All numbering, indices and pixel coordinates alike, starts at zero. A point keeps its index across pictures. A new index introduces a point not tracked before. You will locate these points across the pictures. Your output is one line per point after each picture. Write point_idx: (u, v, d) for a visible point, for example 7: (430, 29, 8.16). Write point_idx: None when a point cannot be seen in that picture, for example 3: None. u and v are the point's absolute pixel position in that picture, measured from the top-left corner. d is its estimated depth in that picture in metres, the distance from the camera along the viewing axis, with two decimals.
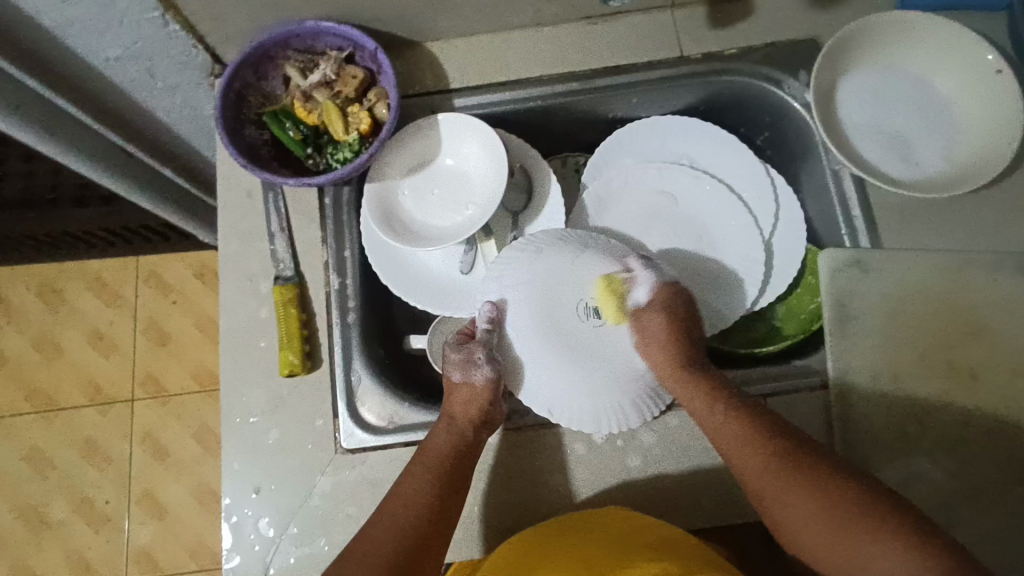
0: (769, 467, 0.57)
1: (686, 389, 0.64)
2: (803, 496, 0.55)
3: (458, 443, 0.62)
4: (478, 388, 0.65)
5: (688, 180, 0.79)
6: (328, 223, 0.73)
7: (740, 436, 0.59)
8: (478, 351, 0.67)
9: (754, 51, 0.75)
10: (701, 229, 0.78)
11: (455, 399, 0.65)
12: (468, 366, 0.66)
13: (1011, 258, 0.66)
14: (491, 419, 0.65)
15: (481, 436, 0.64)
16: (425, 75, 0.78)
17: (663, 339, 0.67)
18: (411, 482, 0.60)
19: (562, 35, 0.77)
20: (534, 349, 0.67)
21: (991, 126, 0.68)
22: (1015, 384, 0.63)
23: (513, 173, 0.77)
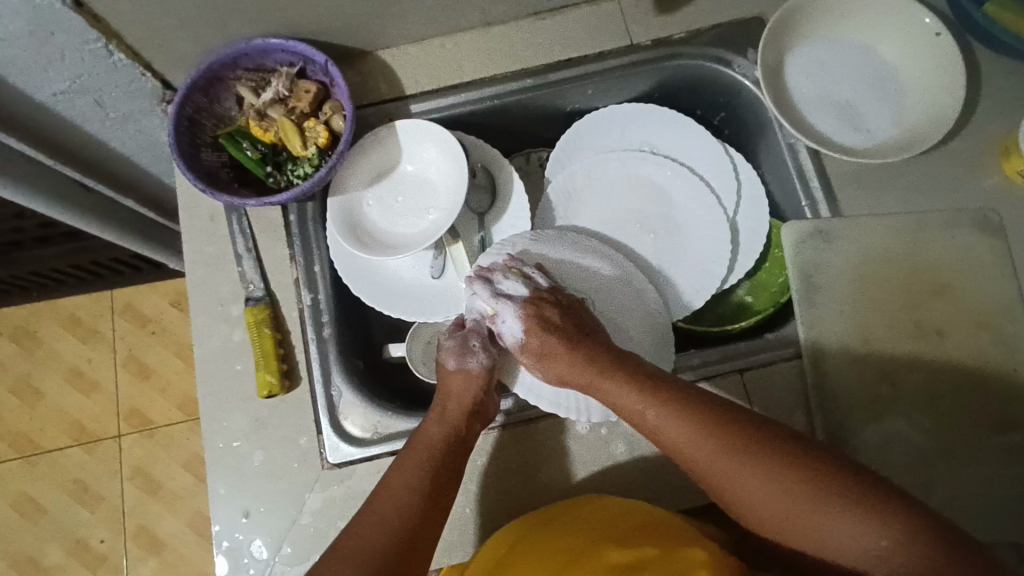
0: (710, 446, 0.54)
1: (618, 385, 0.60)
2: (756, 483, 0.52)
3: (449, 434, 0.62)
4: (474, 375, 0.66)
5: (650, 166, 0.79)
6: (295, 239, 0.73)
7: (677, 423, 0.56)
8: (474, 338, 0.68)
9: (701, 34, 0.76)
10: (668, 212, 0.79)
11: (451, 386, 0.65)
12: (463, 353, 0.67)
13: (966, 214, 0.68)
14: (484, 411, 0.65)
15: (474, 427, 0.64)
16: (379, 83, 0.78)
17: (560, 349, 0.64)
18: (407, 473, 0.59)
19: (512, 33, 0.78)
20: None
21: (937, 88, 0.70)
22: (980, 335, 0.66)
23: (475, 174, 0.77)
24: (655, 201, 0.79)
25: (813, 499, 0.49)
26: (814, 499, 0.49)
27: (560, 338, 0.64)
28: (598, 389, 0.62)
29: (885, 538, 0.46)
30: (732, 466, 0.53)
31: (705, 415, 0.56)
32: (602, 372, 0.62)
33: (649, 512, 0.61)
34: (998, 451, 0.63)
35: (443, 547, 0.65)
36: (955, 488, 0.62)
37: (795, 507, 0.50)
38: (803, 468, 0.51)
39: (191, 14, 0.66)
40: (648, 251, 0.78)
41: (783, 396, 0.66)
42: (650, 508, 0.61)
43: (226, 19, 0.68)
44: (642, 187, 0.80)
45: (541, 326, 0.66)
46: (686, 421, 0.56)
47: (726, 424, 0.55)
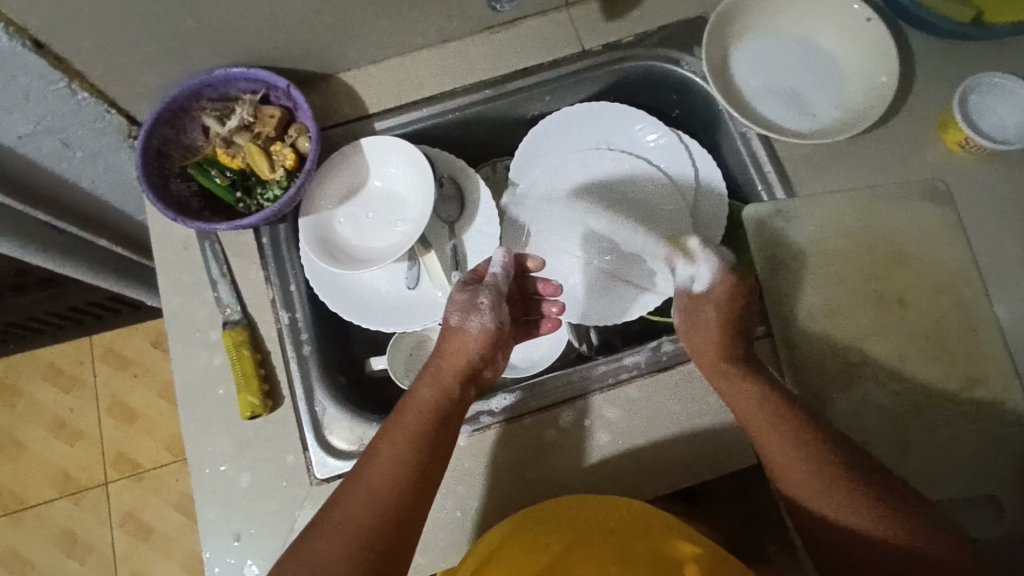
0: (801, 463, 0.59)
1: (750, 402, 0.62)
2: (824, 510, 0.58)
3: (441, 399, 0.63)
4: (475, 335, 0.67)
5: (619, 165, 0.82)
6: (269, 261, 0.74)
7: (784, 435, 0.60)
8: (483, 295, 0.68)
9: (649, 36, 0.80)
10: (645, 204, 0.81)
11: (449, 345, 0.67)
12: (469, 310, 0.68)
13: (916, 186, 0.72)
14: (478, 376, 0.66)
15: (468, 393, 0.65)
16: (342, 104, 0.80)
17: (714, 334, 0.65)
18: (398, 439, 0.59)
19: (468, 48, 0.81)
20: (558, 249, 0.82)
21: (873, 69, 0.73)
22: (940, 301, 0.68)
23: (443, 184, 0.79)
24: (632, 195, 0.82)
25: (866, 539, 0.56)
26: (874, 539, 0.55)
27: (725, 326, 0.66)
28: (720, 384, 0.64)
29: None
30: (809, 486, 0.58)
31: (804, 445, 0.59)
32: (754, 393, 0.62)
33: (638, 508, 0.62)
34: (966, 407, 0.65)
35: (437, 552, 0.65)
36: (929, 448, 0.65)
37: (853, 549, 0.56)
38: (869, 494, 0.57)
39: (151, 49, 0.67)
40: (632, 242, 0.81)
41: None
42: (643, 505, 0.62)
43: (186, 51, 0.70)
44: (610, 185, 0.82)
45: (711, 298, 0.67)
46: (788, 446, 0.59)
47: (822, 458, 0.58)
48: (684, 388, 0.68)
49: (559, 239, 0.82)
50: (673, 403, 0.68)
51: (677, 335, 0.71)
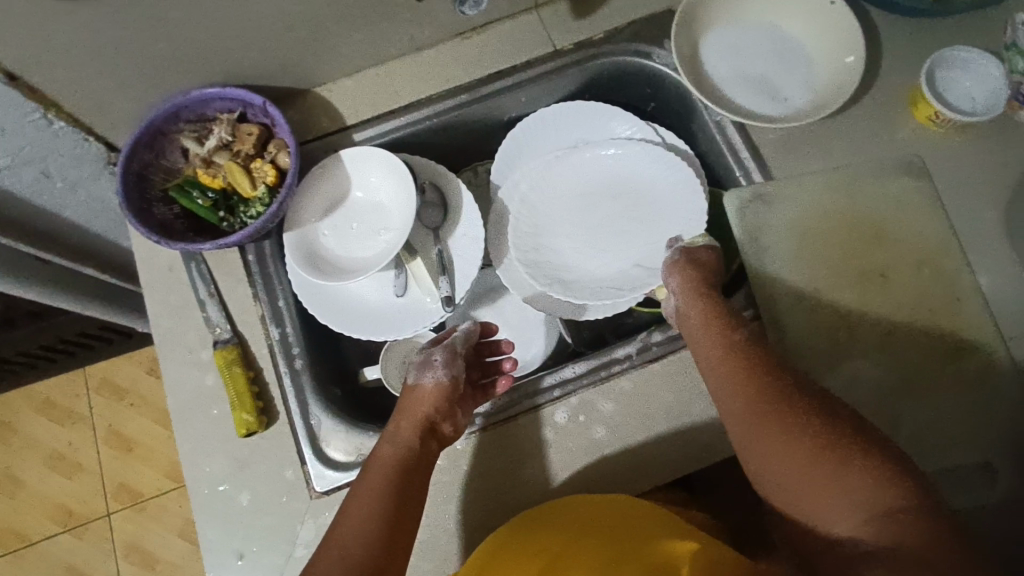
0: (752, 408, 0.57)
1: (711, 344, 0.63)
2: (789, 459, 0.54)
3: (403, 452, 0.63)
4: (430, 390, 0.67)
5: (592, 170, 0.82)
6: (256, 278, 0.74)
7: (736, 375, 0.59)
8: (435, 353, 0.70)
9: (619, 32, 0.81)
10: (601, 227, 0.81)
11: (407, 402, 0.67)
12: (425, 368, 0.69)
13: (890, 162, 0.73)
14: (438, 428, 0.66)
15: (430, 446, 0.65)
16: (320, 117, 0.80)
17: (690, 270, 0.68)
18: (365, 492, 0.60)
19: (441, 55, 0.82)
20: (558, 217, 0.82)
21: (840, 51, 0.74)
22: (922, 273, 0.69)
23: (425, 191, 0.79)
24: (591, 206, 0.82)
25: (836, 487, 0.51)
26: (847, 485, 0.51)
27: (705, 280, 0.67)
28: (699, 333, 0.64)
29: (874, 529, 0.49)
30: (782, 432, 0.55)
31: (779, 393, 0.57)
32: (718, 333, 0.63)
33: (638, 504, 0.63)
34: (953, 376, 0.66)
35: (441, 557, 0.65)
36: (921, 420, 0.65)
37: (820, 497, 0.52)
38: (827, 445, 0.53)
39: (126, 74, 0.68)
40: (580, 260, 0.81)
41: None
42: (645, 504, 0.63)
43: (162, 74, 0.70)
44: (589, 188, 0.82)
45: (693, 258, 0.70)
46: (763, 392, 0.57)
47: (774, 408, 0.56)
48: (676, 377, 0.69)
49: (559, 201, 0.82)
50: (665, 393, 0.68)
51: (666, 325, 0.72)
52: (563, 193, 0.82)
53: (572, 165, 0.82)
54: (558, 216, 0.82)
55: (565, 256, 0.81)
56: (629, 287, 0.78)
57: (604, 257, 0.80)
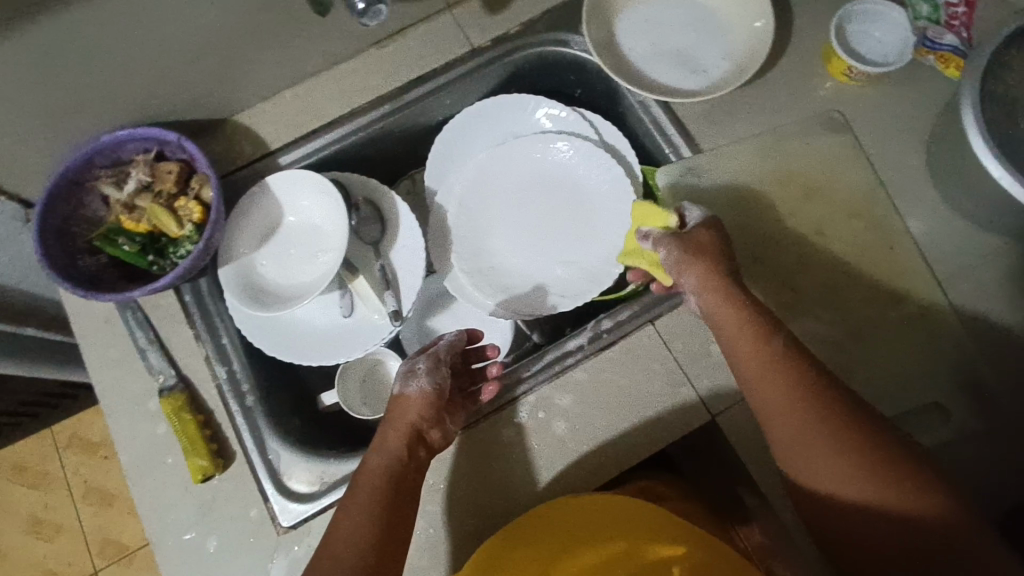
0: (799, 415, 0.55)
1: (745, 345, 0.59)
2: (841, 468, 0.52)
3: (391, 463, 0.63)
4: (415, 399, 0.67)
5: (528, 169, 0.82)
6: (196, 318, 0.72)
7: (775, 380, 0.56)
8: (418, 360, 0.70)
9: (535, 21, 0.80)
10: (545, 229, 0.81)
11: (393, 412, 0.67)
12: (410, 377, 0.69)
13: (814, 120, 0.73)
14: (427, 436, 0.65)
15: (418, 453, 0.64)
16: (240, 145, 0.78)
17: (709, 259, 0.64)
18: (355, 511, 0.59)
19: (359, 66, 0.80)
20: (498, 218, 0.82)
21: (751, 16, 0.74)
22: (856, 226, 0.70)
23: (360, 206, 0.78)
24: (529, 209, 0.82)
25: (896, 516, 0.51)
26: (906, 513, 0.50)
27: (727, 279, 0.63)
28: (730, 343, 0.61)
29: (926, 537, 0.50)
30: (833, 457, 0.53)
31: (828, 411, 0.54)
32: (754, 333, 0.59)
33: (605, 501, 0.63)
34: (897, 323, 0.67)
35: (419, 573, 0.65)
36: (874, 371, 0.66)
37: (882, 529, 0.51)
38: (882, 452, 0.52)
39: (25, 130, 0.65)
40: (521, 262, 0.80)
41: (694, 331, 0.69)
42: (609, 497, 0.64)
43: (66, 123, 0.68)
44: (527, 187, 0.82)
45: (700, 245, 0.65)
46: (806, 394, 0.55)
47: (822, 413, 0.54)
48: (629, 361, 0.69)
49: (498, 201, 0.82)
50: (621, 379, 0.69)
51: (615, 310, 0.72)
52: (501, 193, 0.82)
53: (503, 165, 0.82)
54: (498, 218, 0.82)
55: (505, 258, 0.80)
56: (571, 289, 0.78)
57: (544, 259, 0.80)
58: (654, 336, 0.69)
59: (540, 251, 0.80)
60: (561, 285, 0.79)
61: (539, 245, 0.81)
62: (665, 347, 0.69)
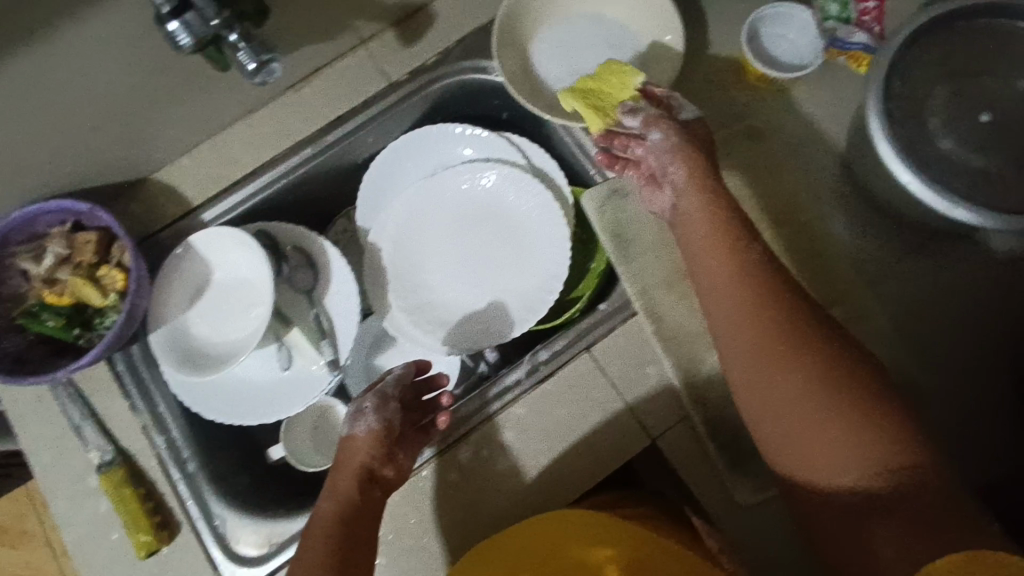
0: (768, 327, 0.57)
1: (717, 257, 0.61)
2: (802, 386, 0.54)
3: (344, 505, 0.63)
4: (363, 440, 0.66)
5: (458, 199, 0.82)
6: (130, 388, 0.71)
7: (746, 289, 0.59)
8: (365, 399, 0.69)
9: (451, 51, 0.79)
10: (481, 260, 0.81)
11: (343, 455, 0.67)
12: (358, 418, 0.68)
13: (732, 131, 0.74)
14: (381, 475, 0.65)
15: (372, 494, 0.64)
16: (162, 204, 0.77)
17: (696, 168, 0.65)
18: (311, 551, 0.60)
19: (276, 111, 0.79)
20: (432, 253, 0.81)
21: (663, 30, 0.74)
22: (779, 233, 0.71)
23: (289, 256, 0.76)
24: (462, 240, 0.81)
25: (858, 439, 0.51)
26: (861, 441, 0.51)
27: (713, 186, 0.64)
28: (705, 242, 0.62)
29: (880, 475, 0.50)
30: (795, 376, 0.54)
31: (800, 329, 0.56)
32: (729, 244, 0.61)
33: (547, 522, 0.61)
34: None
35: None
36: None
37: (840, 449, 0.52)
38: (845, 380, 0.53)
39: None
40: (458, 296, 0.80)
41: (629, 355, 0.69)
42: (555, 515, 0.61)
43: None
44: (458, 217, 0.82)
45: (690, 148, 0.66)
46: (776, 310, 0.57)
47: (790, 329, 0.56)
48: (569, 391, 0.69)
49: (430, 235, 0.82)
50: (561, 409, 0.69)
51: (551, 340, 0.71)
52: (433, 226, 0.82)
53: (432, 197, 0.81)
54: (433, 253, 0.81)
55: (443, 293, 0.80)
56: (510, 318, 0.78)
57: (481, 290, 0.80)
58: (591, 364, 0.69)
59: (476, 283, 0.80)
60: (499, 316, 0.79)
61: (474, 277, 0.80)
62: (602, 374, 0.69)
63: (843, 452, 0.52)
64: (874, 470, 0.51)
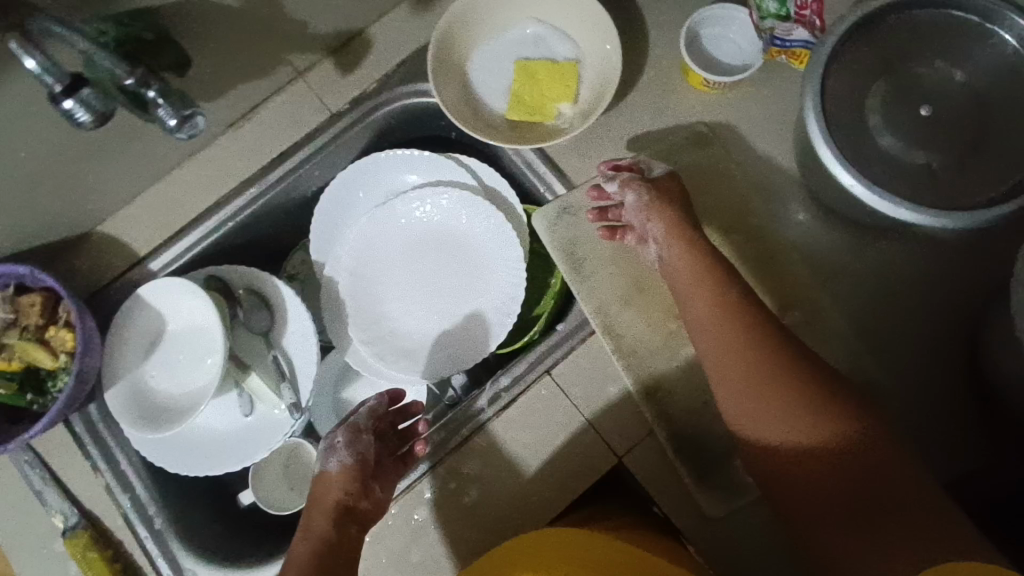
0: (741, 342, 0.58)
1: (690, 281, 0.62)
2: (775, 400, 0.55)
3: (319, 543, 0.64)
4: (337, 475, 0.69)
5: (412, 229, 0.81)
6: (91, 448, 0.70)
7: (716, 309, 0.60)
8: (337, 434, 0.71)
9: (392, 77, 0.78)
10: (438, 286, 0.80)
11: (318, 492, 0.69)
12: (332, 452, 0.71)
13: (678, 139, 0.73)
14: (356, 510, 0.66)
15: (349, 529, 0.65)
16: (108, 257, 0.75)
17: (671, 213, 0.66)
18: None
19: (218, 152, 0.77)
20: (389, 284, 0.80)
21: (601, 41, 0.73)
22: (727, 241, 0.72)
23: (242, 299, 0.75)
24: (419, 269, 0.80)
25: (811, 422, 0.53)
26: (839, 448, 0.52)
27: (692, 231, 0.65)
28: (686, 278, 0.63)
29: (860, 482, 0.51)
30: (768, 391, 0.55)
31: (771, 344, 0.57)
32: (701, 270, 0.62)
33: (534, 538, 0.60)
34: None
35: None
36: None
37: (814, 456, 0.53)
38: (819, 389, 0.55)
39: None
40: (417, 326, 0.79)
41: (590, 375, 0.69)
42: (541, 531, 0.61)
43: None
44: (413, 245, 0.80)
45: (664, 192, 0.67)
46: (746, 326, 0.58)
47: (763, 344, 0.57)
48: (532, 416, 0.68)
49: (387, 266, 0.80)
50: (526, 435, 0.68)
51: (512, 366, 0.71)
52: (388, 256, 0.80)
53: (384, 228, 0.80)
54: (390, 284, 0.80)
55: (402, 324, 0.79)
56: (472, 343, 0.77)
57: (441, 318, 0.79)
58: (553, 387, 0.69)
59: (436, 310, 0.79)
60: (459, 343, 0.78)
61: (433, 305, 0.79)
62: (564, 396, 0.68)
63: (802, 435, 0.54)
64: (845, 468, 0.52)
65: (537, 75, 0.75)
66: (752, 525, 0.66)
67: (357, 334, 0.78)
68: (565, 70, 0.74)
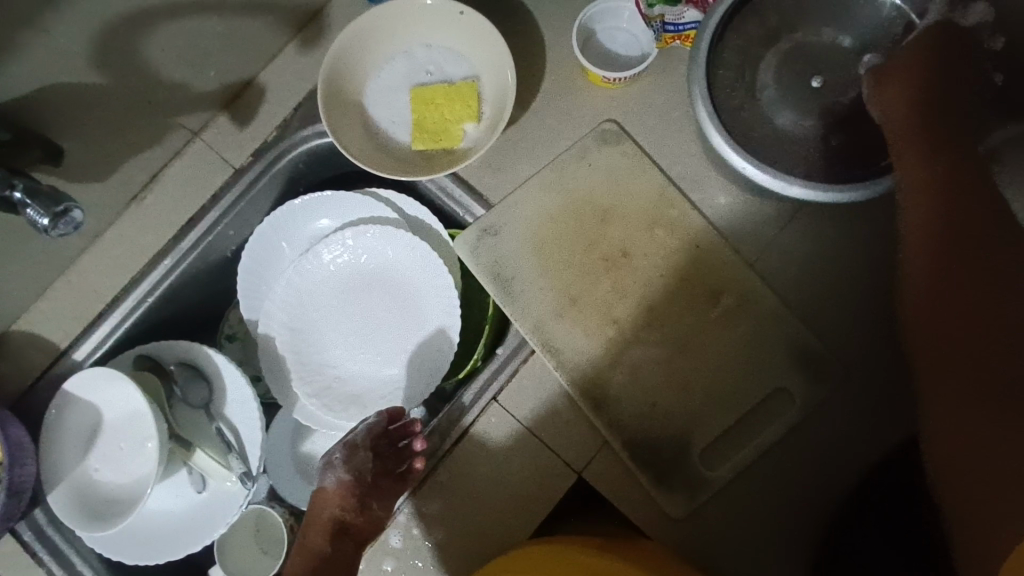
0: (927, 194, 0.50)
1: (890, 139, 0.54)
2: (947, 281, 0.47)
3: (314, 557, 0.67)
4: (335, 490, 0.70)
5: (340, 271, 0.78)
6: (44, 556, 0.69)
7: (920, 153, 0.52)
8: (336, 451, 0.71)
9: (289, 123, 0.76)
10: (376, 326, 0.77)
11: (316, 504, 0.71)
12: (331, 467, 0.71)
13: (588, 139, 0.71)
14: (350, 526, 0.67)
15: (341, 545, 0.67)
16: (28, 355, 0.72)
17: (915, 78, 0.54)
18: None
19: (124, 228, 0.75)
20: (326, 332, 0.78)
21: (493, 54, 0.71)
22: (656, 234, 0.69)
23: (175, 373, 0.73)
24: (353, 311, 0.78)
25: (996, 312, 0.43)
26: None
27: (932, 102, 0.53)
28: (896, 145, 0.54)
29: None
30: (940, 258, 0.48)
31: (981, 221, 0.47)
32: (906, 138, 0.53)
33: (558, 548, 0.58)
34: (721, 320, 0.67)
35: None
36: (709, 377, 0.66)
37: (959, 372, 0.44)
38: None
39: None
40: (360, 371, 0.77)
41: (535, 395, 0.68)
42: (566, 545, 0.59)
43: None
44: (343, 287, 0.78)
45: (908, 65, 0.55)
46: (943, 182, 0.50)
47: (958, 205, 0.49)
48: (483, 447, 0.67)
49: (321, 313, 0.78)
50: (481, 466, 0.67)
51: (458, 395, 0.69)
52: (321, 301, 0.78)
53: (311, 274, 0.78)
54: (328, 332, 0.78)
55: (345, 372, 0.77)
56: (417, 378, 0.75)
57: (382, 358, 0.77)
58: (501, 413, 0.68)
59: (377, 351, 0.77)
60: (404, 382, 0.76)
61: (371, 347, 0.77)
62: (512, 420, 0.67)
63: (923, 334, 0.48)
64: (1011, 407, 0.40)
65: (435, 100, 0.72)
66: (722, 521, 0.64)
67: (304, 388, 0.76)
68: (461, 89, 0.72)
